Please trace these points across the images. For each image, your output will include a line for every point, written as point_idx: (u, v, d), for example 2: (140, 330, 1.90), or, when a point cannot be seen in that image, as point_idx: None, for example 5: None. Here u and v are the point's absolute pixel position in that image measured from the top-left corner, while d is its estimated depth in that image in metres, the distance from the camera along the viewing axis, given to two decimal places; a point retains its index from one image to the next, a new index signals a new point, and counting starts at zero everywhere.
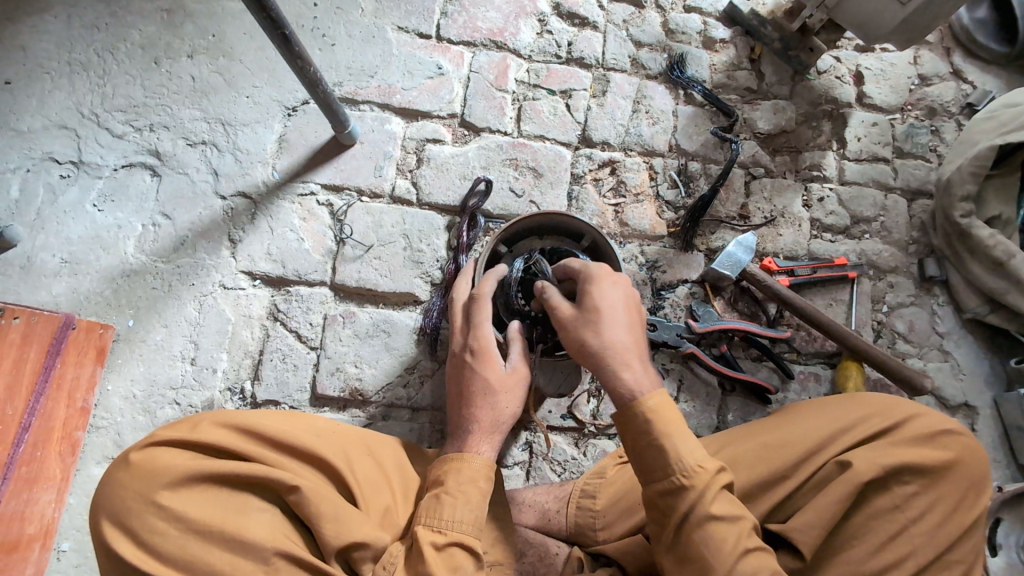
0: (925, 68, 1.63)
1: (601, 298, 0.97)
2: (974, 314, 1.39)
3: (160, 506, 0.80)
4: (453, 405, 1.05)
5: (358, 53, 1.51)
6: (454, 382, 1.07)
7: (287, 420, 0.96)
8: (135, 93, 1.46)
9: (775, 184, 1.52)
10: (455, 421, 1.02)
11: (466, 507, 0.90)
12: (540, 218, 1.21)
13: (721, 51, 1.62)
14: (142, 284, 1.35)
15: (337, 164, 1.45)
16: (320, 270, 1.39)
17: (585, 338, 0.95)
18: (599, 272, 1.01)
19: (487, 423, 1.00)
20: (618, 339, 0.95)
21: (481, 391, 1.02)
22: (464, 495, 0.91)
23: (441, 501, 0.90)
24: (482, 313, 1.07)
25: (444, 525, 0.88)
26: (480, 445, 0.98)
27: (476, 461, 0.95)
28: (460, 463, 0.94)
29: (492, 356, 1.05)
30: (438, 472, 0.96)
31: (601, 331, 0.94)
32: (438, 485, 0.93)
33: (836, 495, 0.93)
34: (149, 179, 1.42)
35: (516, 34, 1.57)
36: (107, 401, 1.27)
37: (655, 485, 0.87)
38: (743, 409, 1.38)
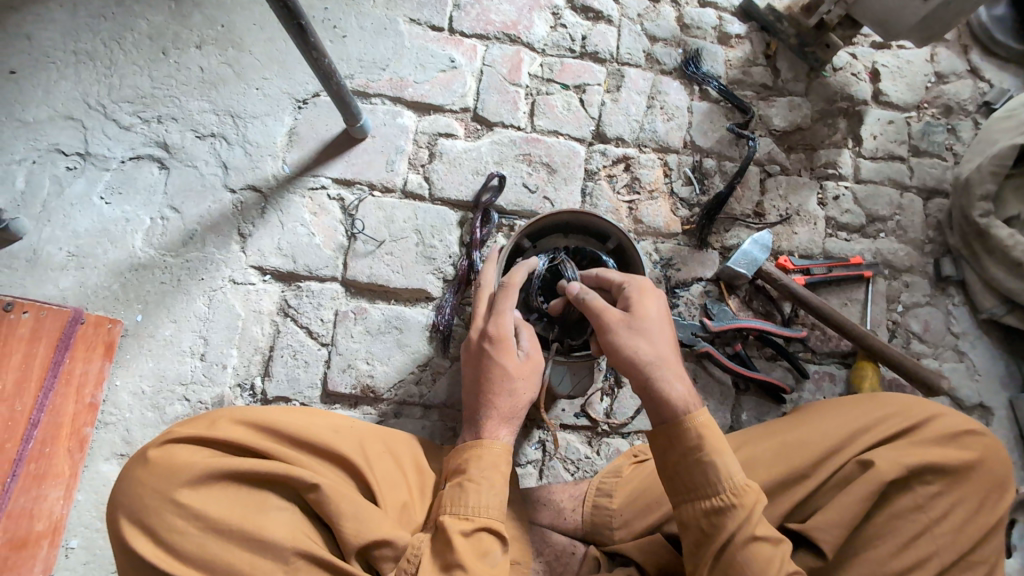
0: (941, 65, 1.61)
1: (643, 308, 0.97)
2: (991, 314, 1.38)
3: (179, 505, 0.79)
4: (469, 392, 1.04)
5: (369, 45, 1.48)
6: (471, 368, 1.06)
7: (307, 416, 0.95)
8: (143, 83, 1.43)
9: (790, 182, 1.50)
10: (472, 408, 1.01)
11: (491, 491, 0.90)
12: (566, 215, 1.19)
13: (736, 47, 1.60)
14: (151, 278, 1.33)
15: (348, 158, 1.43)
16: (331, 266, 1.37)
17: (630, 348, 0.93)
18: (640, 284, 1.01)
19: (506, 410, 0.99)
20: (657, 348, 0.94)
21: (500, 378, 1.01)
22: (488, 480, 0.91)
23: (465, 489, 0.89)
24: (507, 302, 1.05)
25: (469, 511, 0.88)
26: (495, 429, 0.98)
27: (496, 444, 0.95)
28: (479, 450, 0.94)
29: (509, 343, 1.03)
30: (458, 460, 0.95)
31: (638, 337, 0.94)
32: (461, 473, 0.92)
33: (860, 494, 0.92)
34: (157, 171, 1.40)
35: (530, 28, 1.55)
36: (116, 397, 1.25)
37: (700, 503, 0.87)
38: (757, 408, 1.37)
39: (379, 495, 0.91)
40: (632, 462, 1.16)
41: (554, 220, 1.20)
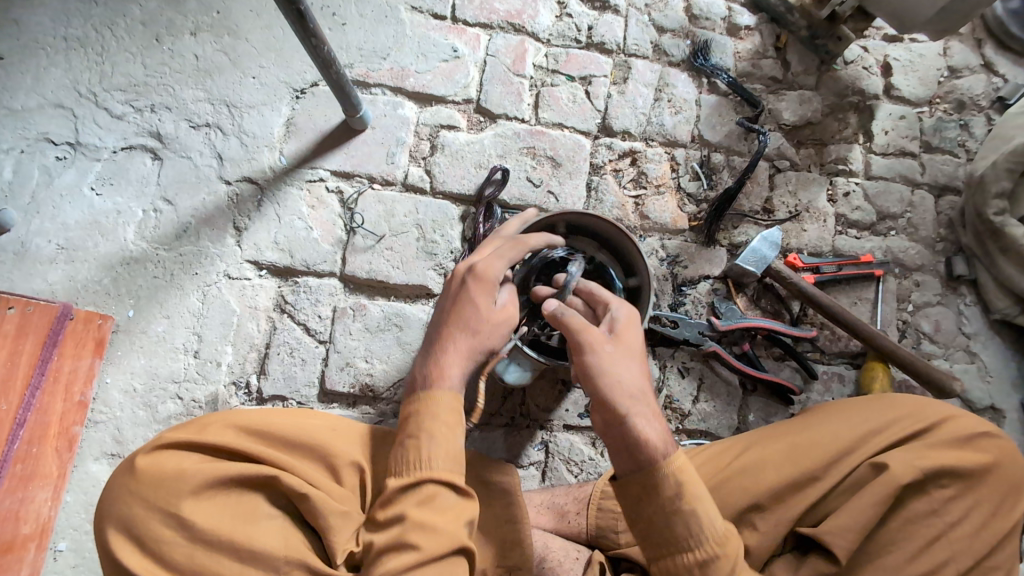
0: (955, 59, 1.58)
1: (625, 338, 0.94)
2: (1003, 314, 1.36)
3: (167, 514, 0.76)
4: (433, 325, 0.96)
5: (370, 33, 1.44)
6: (443, 301, 0.99)
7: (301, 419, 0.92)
8: (135, 71, 1.39)
9: (800, 178, 1.47)
10: (433, 340, 0.94)
11: (436, 443, 0.84)
12: (612, 229, 1.14)
13: (746, 39, 1.57)
14: (143, 272, 1.29)
15: (347, 150, 1.39)
16: (329, 261, 1.33)
17: (609, 376, 0.88)
18: (627, 312, 0.98)
19: (463, 349, 0.92)
20: (635, 381, 0.90)
21: (470, 315, 0.94)
22: (432, 431, 0.84)
23: (404, 446, 0.84)
24: (509, 251, 1.01)
25: (410, 467, 0.83)
26: (450, 370, 0.90)
27: (444, 394, 0.88)
28: (426, 400, 0.87)
29: (493, 288, 0.97)
30: (404, 414, 0.89)
31: (618, 367, 0.89)
32: (403, 429, 0.86)
33: (872, 499, 0.89)
34: (151, 162, 1.36)
35: (535, 17, 1.51)
36: (106, 395, 1.22)
37: (680, 557, 0.83)
38: (764, 409, 1.34)
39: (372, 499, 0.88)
40: None
41: (599, 228, 1.16)
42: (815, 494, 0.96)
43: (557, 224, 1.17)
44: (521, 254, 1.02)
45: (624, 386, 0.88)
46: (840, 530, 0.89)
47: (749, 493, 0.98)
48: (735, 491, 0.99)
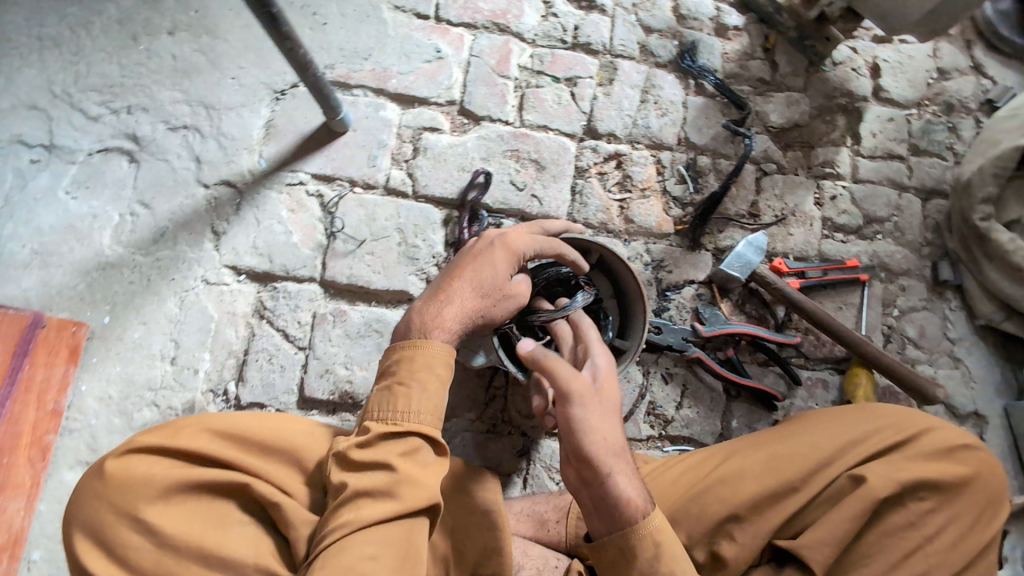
0: (944, 61, 1.56)
1: (610, 390, 0.93)
2: (988, 320, 1.35)
3: (136, 520, 0.75)
4: (448, 278, 0.99)
5: (351, 33, 1.41)
6: (463, 259, 1.01)
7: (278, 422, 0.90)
8: (111, 72, 1.36)
9: (787, 181, 1.46)
10: (443, 288, 0.96)
11: (422, 395, 0.86)
12: (635, 288, 1.10)
13: (734, 39, 1.54)
14: (119, 278, 1.27)
15: (328, 152, 1.37)
16: (309, 266, 1.31)
17: (594, 431, 0.88)
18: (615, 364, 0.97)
19: (468, 308, 0.95)
20: (616, 438, 0.90)
21: (487, 277, 0.97)
22: (420, 384, 0.87)
23: (391, 394, 0.87)
24: (539, 239, 1.02)
25: (396, 415, 0.85)
26: (447, 315, 0.94)
27: (438, 346, 0.91)
28: (420, 347, 0.90)
29: (513, 264, 0.99)
30: (392, 361, 0.91)
31: (603, 422, 0.89)
32: (392, 377, 0.89)
33: (849, 512, 0.89)
34: (127, 165, 1.33)
35: (520, 17, 1.48)
36: (81, 402, 1.20)
37: None
38: (747, 415, 1.34)
39: None
40: None
41: (625, 279, 1.12)
42: (794, 504, 0.95)
43: (592, 250, 1.11)
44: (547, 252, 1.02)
45: (609, 445, 0.88)
46: (816, 543, 0.89)
47: (729, 503, 0.97)
48: (715, 500, 0.99)
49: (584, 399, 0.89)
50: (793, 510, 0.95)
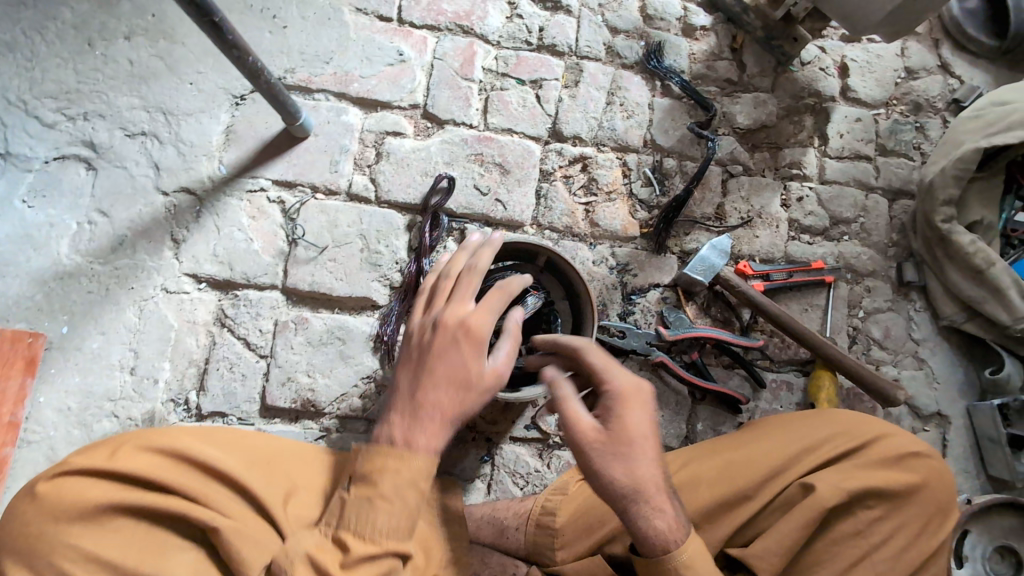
0: (912, 60, 1.55)
1: (626, 422, 0.85)
2: (951, 321, 1.35)
3: (69, 546, 0.74)
4: (414, 383, 0.88)
5: (311, 36, 1.39)
6: (421, 358, 0.90)
7: (223, 443, 0.89)
8: (67, 78, 1.33)
9: (753, 183, 1.45)
10: (419, 401, 0.86)
11: (400, 514, 0.81)
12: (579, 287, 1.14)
13: (701, 40, 1.53)
14: (77, 287, 1.26)
15: (289, 158, 1.35)
16: (270, 273, 1.30)
17: (613, 474, 0.83)
18: (631, 388, 0.88)
19: (444, 413, 0.86)
20: (645, 471, 0.84)
21: (456, 377, 0.88)
22: (401, 499, 0.81)
23: (374, 508, 0.80)
24: (495, 303, 0.94)
25: (376, 534, 0.80)
26: (433, 425, 0.85)
27: (421, 457, 0.83)
28: (399, 462, 0.82)
29: (485, 347, 0.90)
30: (367, 468, 0.83)
31: (625, 459, 0.83)
32: (373, 486, 0.81)
33: (800, 520, 0.89)
34: (85, 173, 1.31)
35: (484, 18, 1.47)
36: (40, 414, 1.19)
37: None
38: (712, 419, 1.34)
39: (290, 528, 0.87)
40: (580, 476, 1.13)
41: (571, 281, 1.16)
42: (747, 511, 0.96)
43: (541, 255, 1.17)
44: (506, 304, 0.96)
45: (636, 483, 0.83)
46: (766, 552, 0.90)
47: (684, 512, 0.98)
48: None
49: (596, 442, 0.84)
50: (746, 517, 0.96)
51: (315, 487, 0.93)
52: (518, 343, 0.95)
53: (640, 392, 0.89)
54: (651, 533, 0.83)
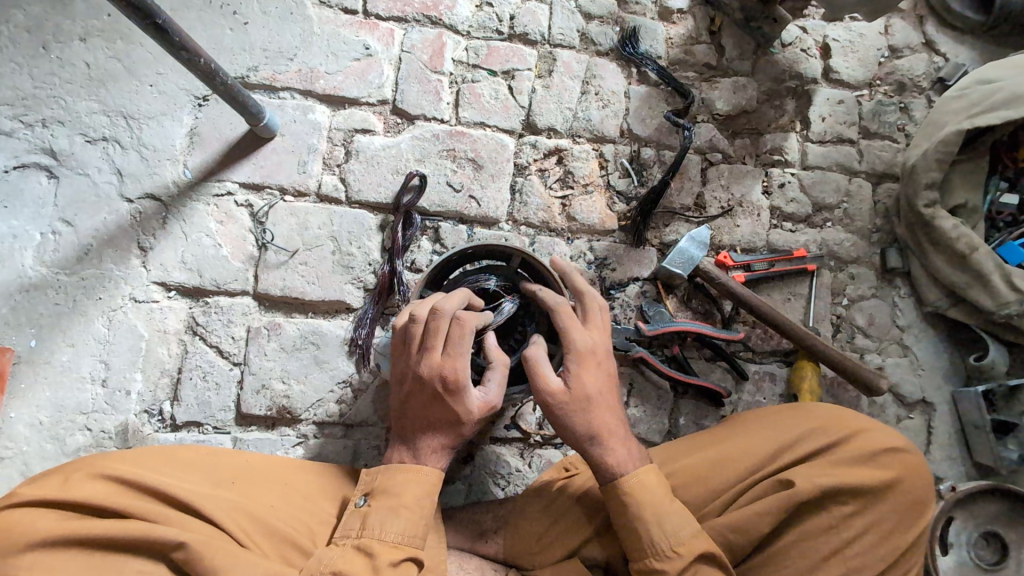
0: (896, 38, 1.51)
1: (586, 384, 0.96)
2: (935, 307, 1.33)
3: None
4: (413, 422, 0.96)
5: (274, 32, 1.34)
6: (414, 404, 0.96)
7: (180, 467, 0.90)
8: (21, 83, 1.28)
9: (733, 170, 1.42)
10: (420, 446, 0.95)
11: (414, 523, 0.88)
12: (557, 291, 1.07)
13: (679, 23, 1.48)
14: (43, 300, 1.22)
15: (256, 160, 1.32)
16: (240, 279, 1.28)
17: (571, 425, 0.95)
18: (584, 345, 0.97)
19: (444, 442, 0.95)
20: (601, 423, 0.97)
21: (447, 423, 0.94)
22: (421, 506, 0.90)
23: (399, 517, 0.88)
24: (466, 346, 0.93)
25: (398, 540, 0.86)
26: (434, 455, 0.94)
27: (432, 470, 0.93)
28: (413, 475, 0.91)
29: (470, 389, 0.93)
30: (383, 482, 0.91)
31: (585, 416, 0.96)
32: (396, 497, 0.89)
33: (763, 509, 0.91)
34: (46, 181, 1.27)
35: (453, 8, 1.42)
36: (12, 429, 1.17)
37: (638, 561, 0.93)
38: (695, 412, 1.32)
39: (255, 541, 0.84)
40: (561, 477, 1.13)
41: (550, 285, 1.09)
42: (721, 503, 0.98)
43: (514, 255, 1.10)
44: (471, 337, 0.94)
45: (593, 433, 0.96)
46: (732, 537, 0.92)
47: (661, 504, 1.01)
48: None
49: (562, 400, 0.95)
50: (722, 509, 0.98)
51: (282, 500, 0.92)
52: (504, 369, 0.97)
53: (600, 353, 0.99)
54: (601, 466, 0.96)
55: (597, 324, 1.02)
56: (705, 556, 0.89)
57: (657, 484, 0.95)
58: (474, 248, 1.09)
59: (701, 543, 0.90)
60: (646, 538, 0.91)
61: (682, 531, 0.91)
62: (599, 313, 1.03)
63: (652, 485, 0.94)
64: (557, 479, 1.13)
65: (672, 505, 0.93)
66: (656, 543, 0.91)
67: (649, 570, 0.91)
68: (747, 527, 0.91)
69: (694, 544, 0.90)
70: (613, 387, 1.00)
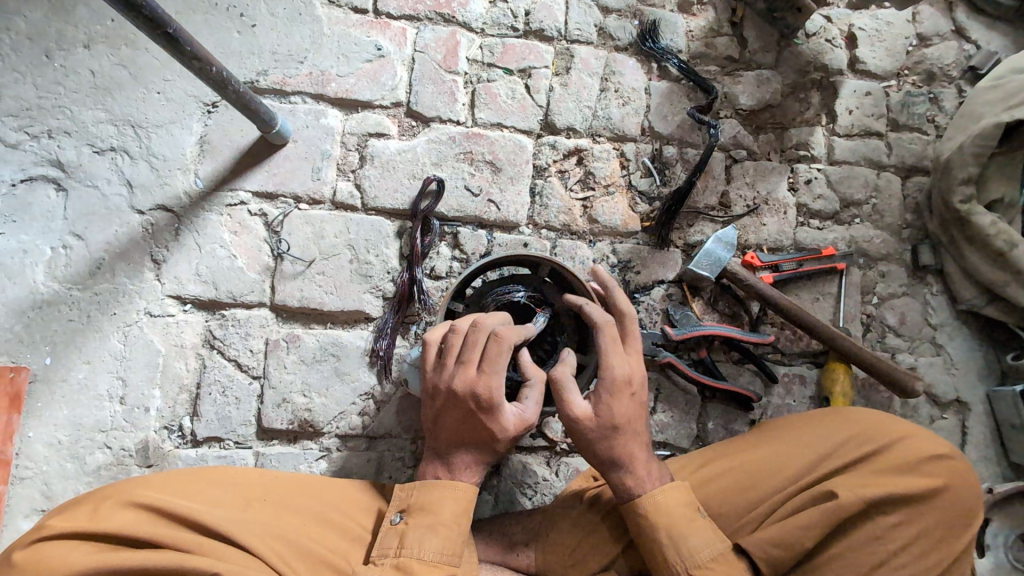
0: (924, 26, 1.46)
1: (615, 413, 0.94)
2: (970, 305, 1.30)
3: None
4: (445, 436, 0.95)
5: (283, 35, 1.30)
6: (446, 418, 0.94)
7: (208, 490, 0.87)
8: (26, 93, 1.24)
9: (759, 167, 1.37)
10: (452, 463, 0.94)
11: (451, 541, 0.86)
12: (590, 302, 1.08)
13: (699, 15, 1.43)
14: (57, 316, 1.20)
15: (269, 167, 1.28)
16: (257, 290, 1.25)
17: (597, 449, 0.94)
18: (617, 375, 0.95)
19: (476, 457, 0.94)
20: (627, 449, 0.95)
21: (479, 441, 0.93)
22: (458, 523, 0.88)
23: (436, 535, 0.86)
24: (504, 363, 0.92)
25: (436, 558, 0.84)
26: (468, 470, 0.93)
27: (467, 485, 0.92)
28: (448, 491, 0.90)
29: (505, 406, 0.92)
30: (418, 499, 0.90)
31: (612, 443, 0.94)
32: (433, 514, 0.87)
33: (803, 523, 0.87)
34: (54, 194, 1.23)
35: (466, 4, 1.37)
36: (30, 449, 1.15)
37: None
38: (723, 417, 1.30)
39: (289, 565, 0.82)
40: (590, 487, 1.12)
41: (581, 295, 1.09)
42: (758, 516, 0.95)
43: (542, 265, 1.10)
44: (509, 356, 0.93)
45: (618, 457, 0.94)
46: (771, 553, 0.88)
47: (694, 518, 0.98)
48: None
49: (588, 426, 0.93)
50: (758, 522, 0.94)
51: (314, 520, 0.90)
52: (541, 387, 0.97)
53: (634, 382, 0.96)
54: (628, 480, 0.94)
55: (634, 348, 1.00)
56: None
57: (677, 503, 0.92)
58: (503, 258, 1.07)
59: (723, 567, 0.86)
60: (663, 558, 0.89)
61: (703, 553, 0.87)
62: (636, 337, 1.01)
63: (671, 505, 0.91)
64: (585, 488, 1.12)
65: (694, 524, 0.90)
66: (674, 564, 0.88)
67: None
68: (788, 543, 0.87)
69: (716, 569, 0.86)
70: (640, 420, 0.97)
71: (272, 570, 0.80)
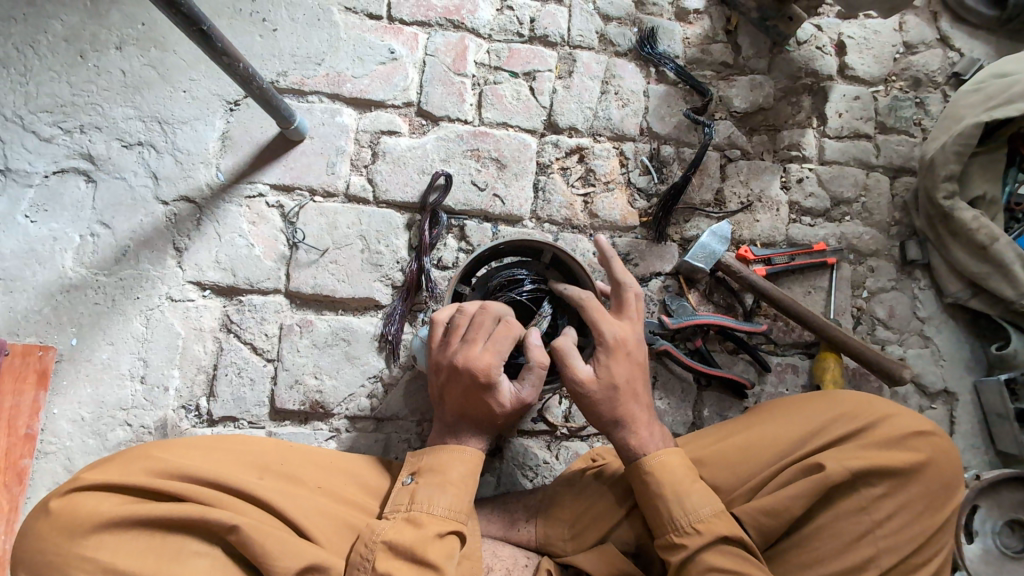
0: (910, 34, 1.54)
1: (615, 372, 1.00)
2: (956, 298, 1.36)
3: (86, 559, 0.75)
4: (450, 409, 1.01)
5: (302, 39, 1.38)
6: (450, 392, 1.00)
7: (226, 457, 0.91)
8: (60, 91, 1.32)
9: (752, 167, 1.44)
10: (456, 432, 1.00)
11: (457, 499, 0.92)
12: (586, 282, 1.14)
13: (695, 23, 1.51)
14: (83, 299, 1.26)
15: (286, 162, 1.35)
16: (273, 277, 1.31)
17: (599, 409, 1.00)
18: (617, 336, 1.01)
19: (481, 426, 1.00)
20: (625, 417, 1.00)
21: (483, 415, 0.99)
22: (464, 484, 0.94)
23: (446, 492, 0.91)
24: (507, 344, 0.98)
25: (443, 513, 0.89)
26: (473, 438, 1.00)
27: (473, 449, 0.98)
28: (455, 454, 0.96)
29: (504, 382, 0.98)
30: (429, 461, 0.96)
31: (614, 404, 1.00)
32: (442, 473, 0.93)
33: (793, 492, 0.91)
34: (84, 185, 1.30)
35: (474, 12, 1.45)
36: (54, 425, 1.21)
37: (663, 535, 0.94)
38: (719, 404, 1.35)
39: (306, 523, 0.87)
40: (589, 467, 1.16)
41: (579, 278, 1.15)
42: (751, 487, 0.98)
43: (546, 251, 1.16)
44: (512, 338, 0.99)
45: (618, 421, 1.00)
46: (763, 520, 0.93)
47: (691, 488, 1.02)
48: None
49: (592, 389, 0.99)
50: (752, 493, 0.98)
51: (326, 488, 0.95)
52: (539, 371, 0.99)
53: (628, 343, 1.02)
54: (625, 452, 1.00)
55: (631, 314, 1.06)
56: (723, 538, 0.89)
57: (680, 465, 0.97)
58: (507, 243, 1.13)
59: (721, 524, 0.91)
60: (664, 515, 0.93)
61: (703, 509, 0.92)
62: (632, 303, 1.07)
63: (674, 466, 0.96)
64: (584, 468, 1.17)
65: (694, 485, 0.95)
66: (676, 519, 0.92)
67: (671, 544, 0.92)
68: (778, 510, 0.91)
69: (714, 523, 0.91)
70: (639, 377, 1.03)
71: (289, 527, 0.85)
